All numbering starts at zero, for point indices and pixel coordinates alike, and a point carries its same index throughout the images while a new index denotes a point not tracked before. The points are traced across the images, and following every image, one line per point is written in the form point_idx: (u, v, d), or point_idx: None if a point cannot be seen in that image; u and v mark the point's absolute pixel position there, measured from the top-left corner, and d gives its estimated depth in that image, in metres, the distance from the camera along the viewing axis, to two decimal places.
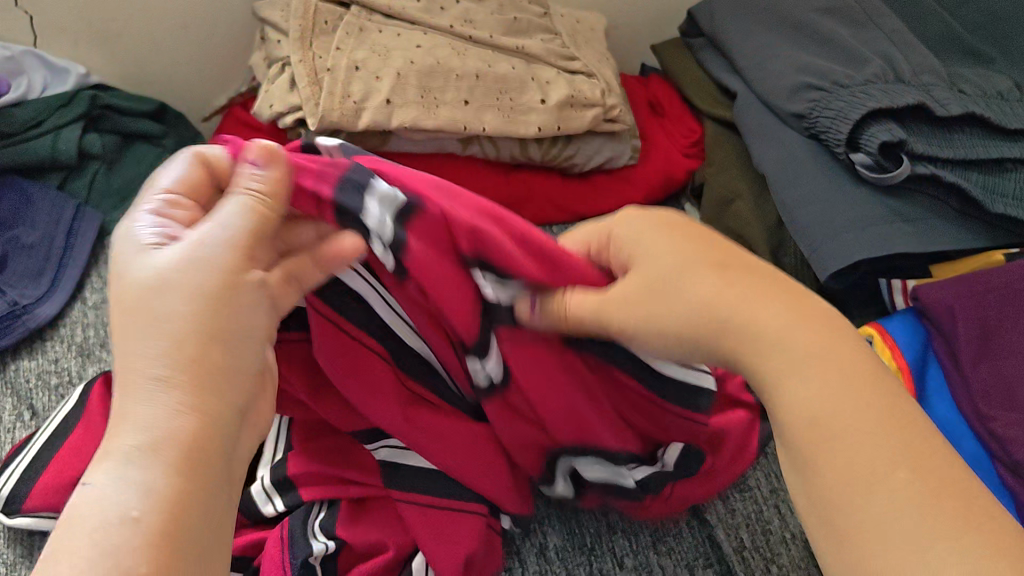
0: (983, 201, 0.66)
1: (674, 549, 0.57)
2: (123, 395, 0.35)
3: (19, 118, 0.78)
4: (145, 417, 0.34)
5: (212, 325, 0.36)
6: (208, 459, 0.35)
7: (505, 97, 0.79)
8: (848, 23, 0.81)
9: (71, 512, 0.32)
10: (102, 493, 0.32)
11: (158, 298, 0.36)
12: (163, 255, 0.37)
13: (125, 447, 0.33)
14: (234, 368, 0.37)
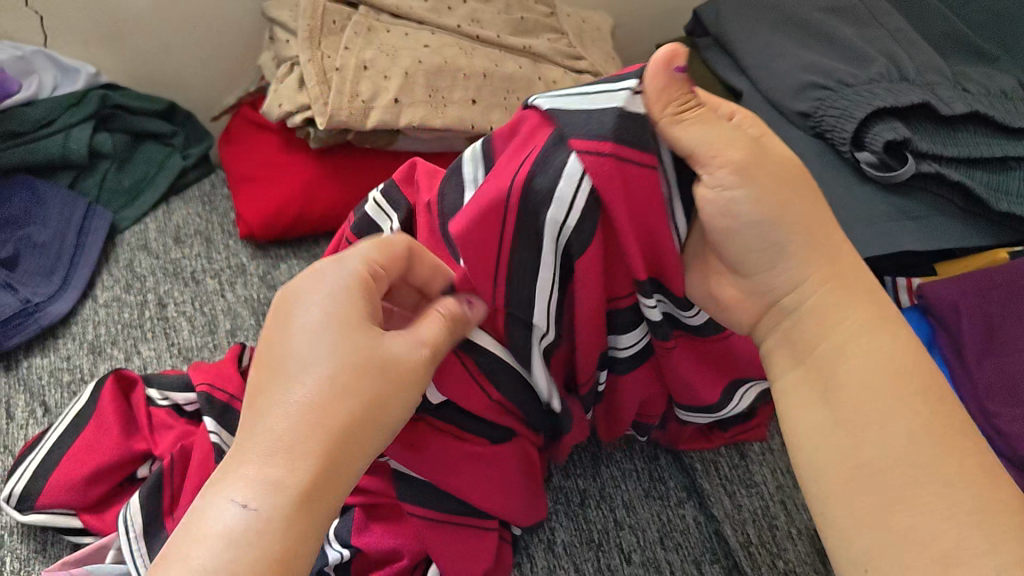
0: (987, 200, 0.67)
1: (682, 544, 0.57)
2: (260, 430, 0.40)
3: (30, 117, 0.78)
4: (277, 454, 0.39)
5: (359, 406, 0.41)
6: (321, 513, 0.39)
7: (512, 97, 0.80)
8: (853, 22, 0.82)
9: (199, 519, 0.37)
10: (227, 516, 0.37)
11: (312, 356, 0.41)
12: (319, 321, 0.42)
13: (250, 471, 0.39)
14: (363, 444, 0.41)
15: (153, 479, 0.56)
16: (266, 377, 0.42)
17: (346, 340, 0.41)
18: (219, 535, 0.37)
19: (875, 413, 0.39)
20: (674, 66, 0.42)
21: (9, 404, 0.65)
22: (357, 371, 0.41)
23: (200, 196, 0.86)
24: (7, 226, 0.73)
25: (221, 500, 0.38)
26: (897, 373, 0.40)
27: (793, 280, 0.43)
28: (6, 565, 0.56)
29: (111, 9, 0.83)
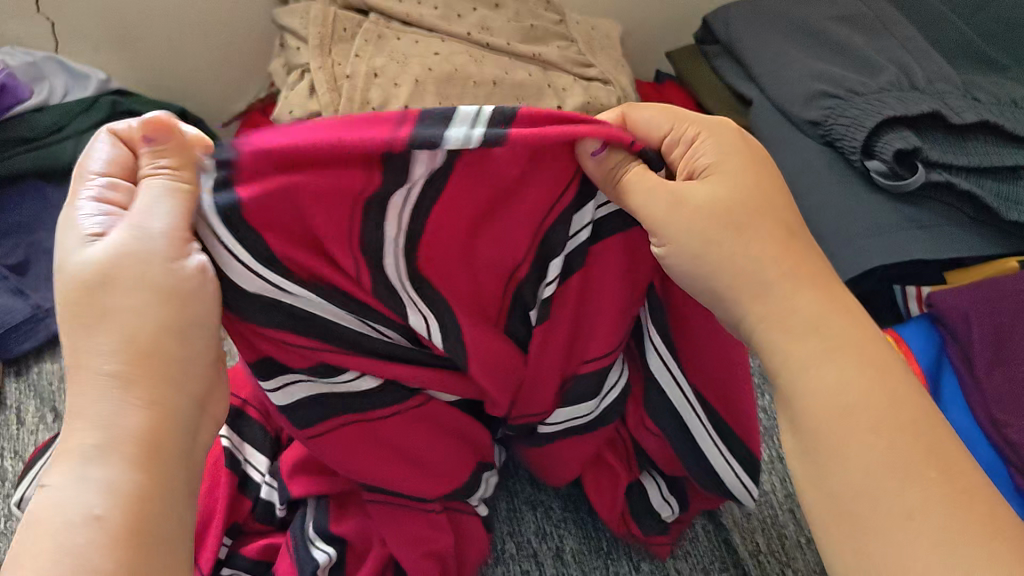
0: (998, 208, 0.67)
1: (692, 553, 0.57)
2: (81, 408, 0.36)
3: (41, 122, 0.79)
4: (101, 429, 0.36)
5: (161, 338, 0.37)
6: (165, 473, 0.37)
7: (522, 103, 0.80)
8: (863, 31, 0.82)
9: (35, 520, 0.34)
10: (66, 509, 0.34)
11: (106, 307, 0.37)
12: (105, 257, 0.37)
13: (76, 454, 0.36)
14: (176, 383, 0.38)
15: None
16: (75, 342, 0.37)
17: (141, 273, 0.37)
18: (62, 521, 0.34)
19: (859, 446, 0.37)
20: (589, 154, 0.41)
21: (20, 409, 0.65)
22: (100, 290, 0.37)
23: None
24: (16, 231, 0.74)
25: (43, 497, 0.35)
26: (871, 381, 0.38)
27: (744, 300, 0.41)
28: None
29: (122, 16, 0.84)
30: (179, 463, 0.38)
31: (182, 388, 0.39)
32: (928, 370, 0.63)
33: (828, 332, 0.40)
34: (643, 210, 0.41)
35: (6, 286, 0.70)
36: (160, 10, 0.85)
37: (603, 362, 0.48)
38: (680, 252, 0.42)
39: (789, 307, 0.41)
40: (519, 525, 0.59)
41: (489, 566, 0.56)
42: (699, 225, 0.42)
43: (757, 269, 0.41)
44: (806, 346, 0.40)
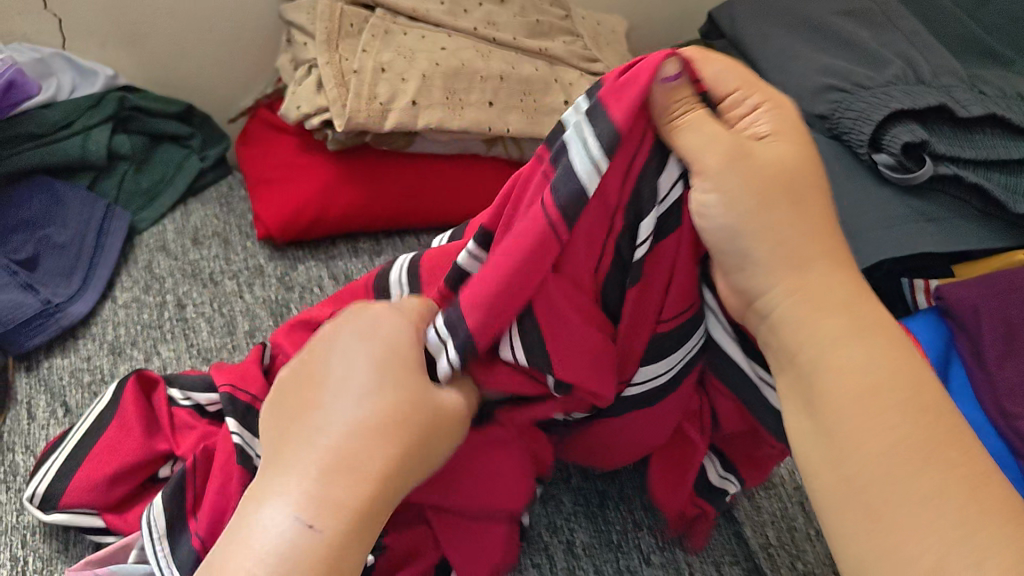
0: (1005, 201, 0.67)
1: (702, 546, 0.57)
2: (301, 451, 0.37)
3: (49, 118, 0.78)
4: (316, 461, 0.36)
5: (421, 419, 0.38)
6: (372, 521, 0.36)
7: (529, 99, 0.80)
8: (869, 25, 0.82)
9: (253, 526, 0.34)
10: (278, 524, 0.34)
11: (351, 376, 0.39)
12: (367, 356, 0.40)
13: (303, 477, 0.36)
14: (411, 477, 0.38)
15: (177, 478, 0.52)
16: (300, 412, 0.39)
17: (377, 355, 0.40)
18: (291, 534, 0.34)
19: (875, 418, 0.34)
20: (660, 75, 0.40)
21: (31, 404, 0.65)
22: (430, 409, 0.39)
23: (218, 198, 0.87)
24: (25, 227, 0.74)
25: (269, 509, 0.35)
26: (896, 366, 0.35)
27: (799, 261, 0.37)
28: (29, 564, 0.56)
29: (128, 11, 0.84)
30: (385, 510, 0.37)
31: (419, 472, 0.39)
32: (937, 365, 0.62)
33: (824, 330, 0.36)
34: (696, 156, 0.38)
35: (16, 281, 0.70)
36: (166, 6, 0.85)
37: (673, 325, 0.44)
38: (722, 192, 0.38)
39: (808, 284, 0.37)
40: (530, 518, 0.59)
41: None
42: (755, 177, 0.37)
43: (798, 248, 0.37)
44: (827, 334, 0.36)
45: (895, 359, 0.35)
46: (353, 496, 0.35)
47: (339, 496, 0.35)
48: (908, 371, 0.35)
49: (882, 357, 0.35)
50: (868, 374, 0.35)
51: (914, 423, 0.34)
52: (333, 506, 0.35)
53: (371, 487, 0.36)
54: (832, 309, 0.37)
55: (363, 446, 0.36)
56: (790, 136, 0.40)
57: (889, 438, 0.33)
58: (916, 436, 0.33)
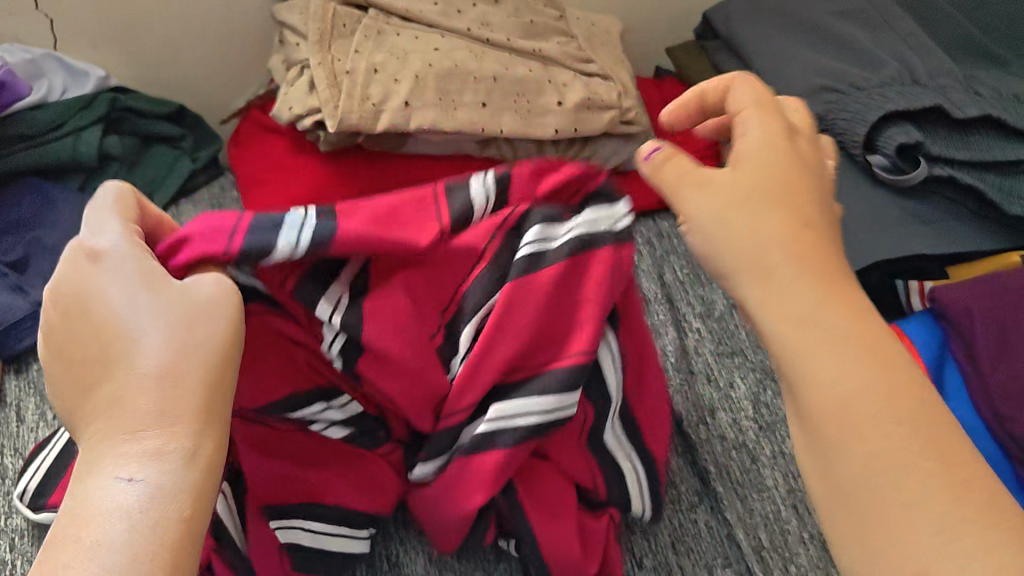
0: (1000, 202, 0.66)
1: (693, 549, 0.57)
2: (96, 419, 0.36)
3: (40, 119, 0.78)
4: (135, 418, 0.35)
5: (208, 350, 0.37)
6: (208, 456, 0.36)
7: (522, 100, 0.79)
8: (864, 26, 0.82)
9: (85, 501, 0.33)
10: (119, 491, 0.33)
11: (119, 314, 0.37)
12: (136, 288, 0.38)
13: (124, 439, 0.35)
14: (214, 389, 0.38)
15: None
16: (82, 365, 0.36)
17: (136, 288, 0.38)
18: (123, 501, 0.33)
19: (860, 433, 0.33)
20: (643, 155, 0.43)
21: (20, 406, 0.65)
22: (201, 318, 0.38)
23: (210, 198, 0.86)
24: (16, 229, 0.74)
25: (106, 480, 0.34)
26: (875, 375, 0.34)
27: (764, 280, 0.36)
28: (17, 568, 0.55)
29: (120, 10, 0.83)
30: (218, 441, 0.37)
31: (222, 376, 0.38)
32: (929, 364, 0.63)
33: (823, 323, 0.35)
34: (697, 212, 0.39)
35: (6, 283, 0.69)
36: (158, 6, 0.85)
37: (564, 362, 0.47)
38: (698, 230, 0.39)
39: (778, 286, 0.36)
40: None
41: (491, 564, 0.56)
42: (724, 204, 0.38)
43: (764, 248, 0.37)
44: (806, 338, 0.35)
45: (883, 359, 0.34)
46: (163, 428, 0.35)
47: (156, 442, 0.35)
48: (880, 360, 0.34)
49: (866, 360, 0.34)
50: (851, 385, 0.33)
51: (914, 426, 0.33)
52: (151, 451, 0.35)
53: (176, 418, 0.36)
54: (799, 312, 0.35)
55: (146, 380, 0.36)
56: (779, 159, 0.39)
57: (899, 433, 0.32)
58: (910, 433, 0.32)
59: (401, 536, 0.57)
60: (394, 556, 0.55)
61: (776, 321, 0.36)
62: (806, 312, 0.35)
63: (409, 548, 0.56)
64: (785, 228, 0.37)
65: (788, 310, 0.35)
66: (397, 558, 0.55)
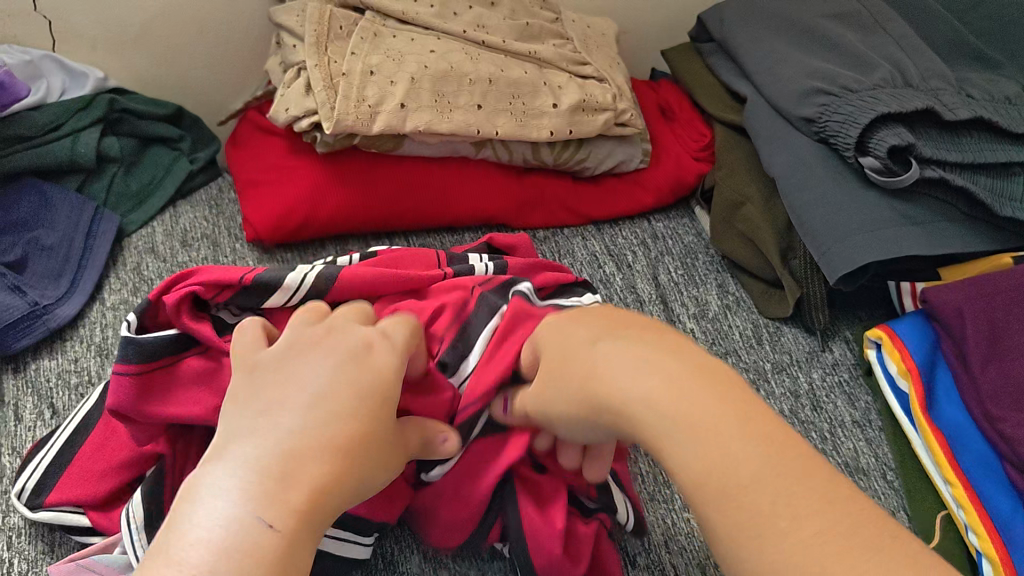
0: (992, 205, 0.67)
1: (686, 548, 0.57)
2: (242, 443, 0.37)
3: (38, 121, 0.78)
4: (279, 460, 0.36)
5: (367, 432, 0.39)
6: (318, 525, 0.36)
7: (518, 102, 0.80)
8: (857, 28, 0.82)
9: (189, 519, 0.33)
10: (235, 516, 0.33)
11: (300, 384, 0.39)
12: (326, 370, 0.40)
13: (249, 475, 0.35)
14: (357, 480, 0.38)
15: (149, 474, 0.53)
16: (264, 396, 0.39)
17: (330, 362, 0.41)
18: (248, 531, 0.33)
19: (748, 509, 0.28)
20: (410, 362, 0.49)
21: (18, 405, 0.65)
22: (370, 406, 0.40)
23: (208, 199, 0.86)
24: (15, 229, 0.74)
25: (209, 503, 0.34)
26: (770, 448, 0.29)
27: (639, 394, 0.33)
28: (15, 566, 0.56)
29: (117, 10, 0.84)
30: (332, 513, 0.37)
31: (370, 478, 0.39)
32: (923, 368, 0.62)
33: (700, 420, 0.30)
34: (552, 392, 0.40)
35: (5, 283, 0.70)
36: (156, 7, 0.85)
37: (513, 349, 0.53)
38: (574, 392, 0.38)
39: (663, 387, 0.32)
40: None
41: (485, 563, 0.56)
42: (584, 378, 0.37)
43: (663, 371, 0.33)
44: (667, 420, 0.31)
45: (741, 410, 0.31)
46: (293, 486, 0.35)
47: (280, 489, 0.35)
48: (734, 400, 0.31)
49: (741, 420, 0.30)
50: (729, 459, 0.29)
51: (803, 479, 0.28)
52: (275, 501, 0.34)
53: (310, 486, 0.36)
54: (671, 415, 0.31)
55: (311, 435, 0.37)
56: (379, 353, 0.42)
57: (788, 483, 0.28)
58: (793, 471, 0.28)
59: (396, 534, 0.57)
60: (389, 555, 0.56)
61: (652, 415, 0.32)
62: (650, 396, 0.33)
63: (404, 547, 0.57)
64: (659, 372, 0.33)
65: (657, 405, 0.32)
66: (392, 556, 0.56)
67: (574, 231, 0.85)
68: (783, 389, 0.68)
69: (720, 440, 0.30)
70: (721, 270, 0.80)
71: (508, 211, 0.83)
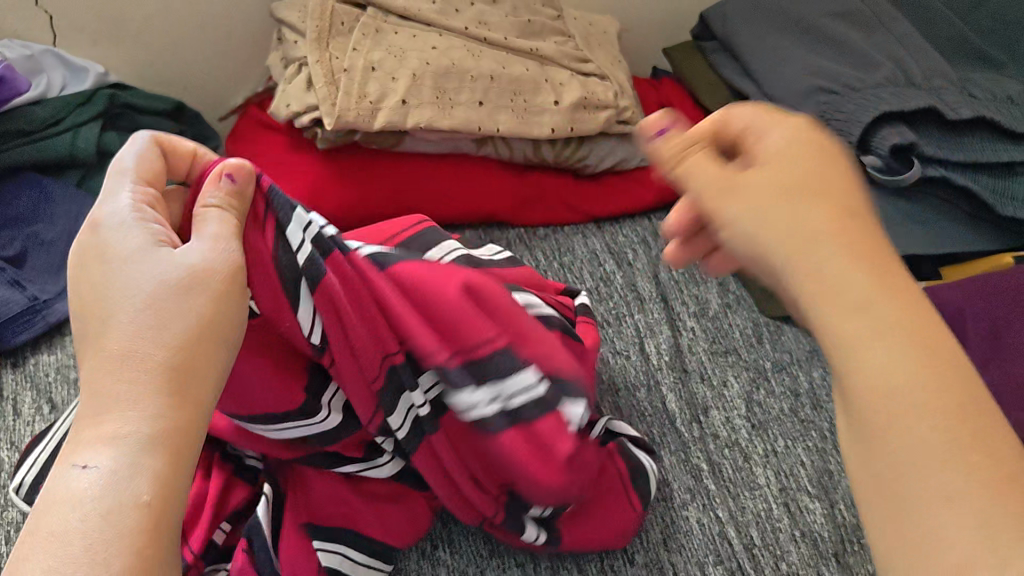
0: (993, 204, 0.67)
1: (685, 547, 0.57)
2: (95, 379, 0.34)
3: (39, 116, 0.78)
4: (121, 398, 0.34)
5: (190, 329, 0.36)
6: (186, 441, 0.35)
7: (519, 99, 0.80)
8: (859, 27, 0.82)
9: (55, 491, 0.32)
10: (89, 479, 0.32)
11: (116, 287, 0.36)
12: (121, 257, 0.36)
13: (102, 422, 0.33)
14: (211, 354, 0.37)
15: None
16: (82, 316, 0.36)
17: (135, 254, 0.37)
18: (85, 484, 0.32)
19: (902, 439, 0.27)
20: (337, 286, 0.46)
21: (17, 401, 0.65)
22: (188, 287, 0.36)
23: None
24: (15, 223, 0.74)
25: (65, 467, 0.33)
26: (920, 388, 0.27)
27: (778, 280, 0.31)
28: (13, 561, 0.56)
29: (118, 6, 0.84)
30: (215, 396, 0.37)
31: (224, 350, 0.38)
32: None
33: (847, 292, 0.29)
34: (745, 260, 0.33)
35: (4, 277, 0.70)
36: (156, 3, 0.85)
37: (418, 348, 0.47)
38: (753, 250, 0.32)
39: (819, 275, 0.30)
40: None
41: (484, 560, 0.56)
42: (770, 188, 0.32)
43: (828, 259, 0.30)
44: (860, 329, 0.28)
45: (933, 354, 0.28)
46: (162, 411, 0.34)
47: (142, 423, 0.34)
48: (919, 322, 0.28)
49: (920, 359, 0.27)
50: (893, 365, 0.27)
51: (951, 448, 0.26)
52: (132, 441, 0.33)
53: (167, 401, 0.34)
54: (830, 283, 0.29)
55: (138, 335, 0.35)
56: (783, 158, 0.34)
57: (914, 407, 0.27)
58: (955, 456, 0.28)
59: None
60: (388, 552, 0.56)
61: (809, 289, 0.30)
62: (823, 268, 0.30)
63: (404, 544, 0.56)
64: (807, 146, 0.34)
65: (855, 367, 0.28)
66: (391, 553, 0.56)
67: (575, 229, 0.83)
68: (782, 387, 0.67)
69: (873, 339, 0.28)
70: (722, 269, 0.80)
71: (508, 209, 0.82)
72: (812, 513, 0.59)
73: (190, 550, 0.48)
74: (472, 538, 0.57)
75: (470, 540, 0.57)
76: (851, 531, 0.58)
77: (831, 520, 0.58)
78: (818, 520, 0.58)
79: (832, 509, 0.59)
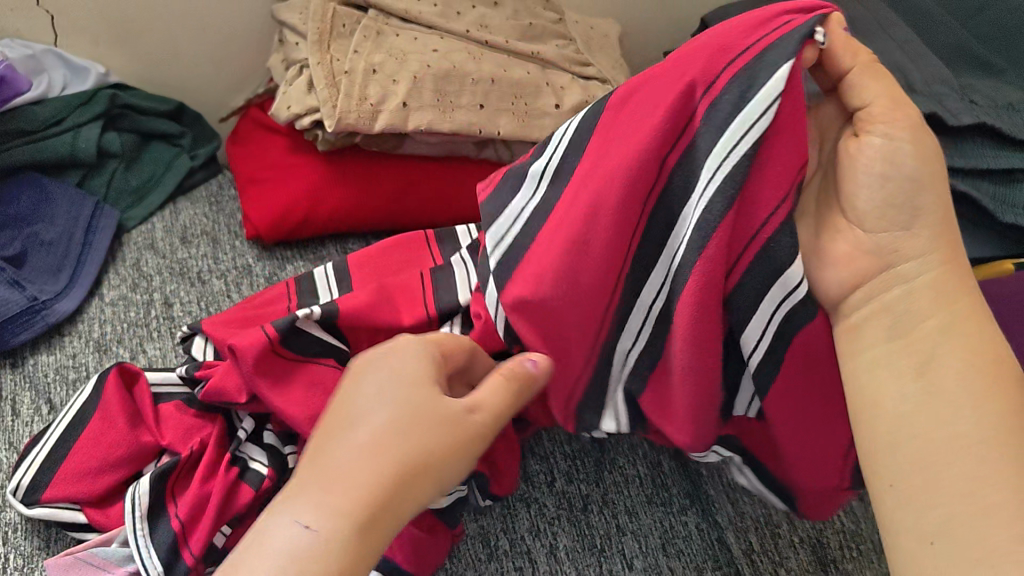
0: (994, 212, 0.67)
1: (683, 551, 0.57)
2: (321, 456, 0.37)
3: (40, 116, 0.78)
4: (339, 484, 0.35)
5: (415, 451, 0.37)
6: (379, 529, 0.35)
7: (520, 102, 0.80)
8: (862, 33, 0.82)
9: (258, 544, 0.34)
10: (291, 533, 0.34)
11: (365, 396, 0.39)
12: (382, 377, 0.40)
13: (310, 499, 0.35)
14: (437, 471, 0.38)
15: (162, 465, 0.56)
16: (328, 424, 0.39)
17: (389, 374, 0.40)
18: (314, 538, 0.34)
19: (943, 412, 0.40)
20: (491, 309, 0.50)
21: (15, 401, 0.65)
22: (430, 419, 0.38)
23: (207, 196, 0.86)
24: (14, 224, 0.74)
25: (278, 520, 0.35)
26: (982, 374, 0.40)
27: (922, 250, 0.43)
28: (10, 562, 0.56)
29: (121, 7, 0.84)
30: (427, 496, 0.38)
31: (449, 467, 0.38)
32: None
33: (931, 311, 0.43)
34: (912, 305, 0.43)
35: (4, 278, 0.70)
36: (158, 4, 0.85)
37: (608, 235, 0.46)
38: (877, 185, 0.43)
39: (947, 264, 0.43)
40: (512, 521, 0.58)
41: (483, 564, 0.56)
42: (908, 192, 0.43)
43: (945, 288, 0.43)
44: (965, 382, 0.40)
45: (984, 353, 0.41)
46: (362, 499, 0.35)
47: (347, 506, 0.35)
48: (983, 342, 0.42)
49: (987, 383, 0.40)
50: (962, 361, 0.41)
51: (986, 404, 0.40)
52: (332, 512, 0.35)
53: (371, 497, 0.35)
54: (933, 308, 0.43)
55: (376, 455, 0.36)
56: (953, 289, 0.43)
57: (985, 481, 0.38)
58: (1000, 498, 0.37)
59: None
60: None
61: (902, 303, 0.43)
62: (934, 294, 0.43)
63: None
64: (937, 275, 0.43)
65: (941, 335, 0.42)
66: None
67: None
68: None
69: (962, 359, 0.41)
70: None
71: None
72: (810, 518, 0.59)
73: (193, 555, 0.53)
74: (471, 543, 0.57)
75: (468, 545, 0.57)
76: (850, 537, 0.57)
77: (830, 527, 0.58)
78: (817, 525, 0.58)
79: (830, 515, 0.59)
